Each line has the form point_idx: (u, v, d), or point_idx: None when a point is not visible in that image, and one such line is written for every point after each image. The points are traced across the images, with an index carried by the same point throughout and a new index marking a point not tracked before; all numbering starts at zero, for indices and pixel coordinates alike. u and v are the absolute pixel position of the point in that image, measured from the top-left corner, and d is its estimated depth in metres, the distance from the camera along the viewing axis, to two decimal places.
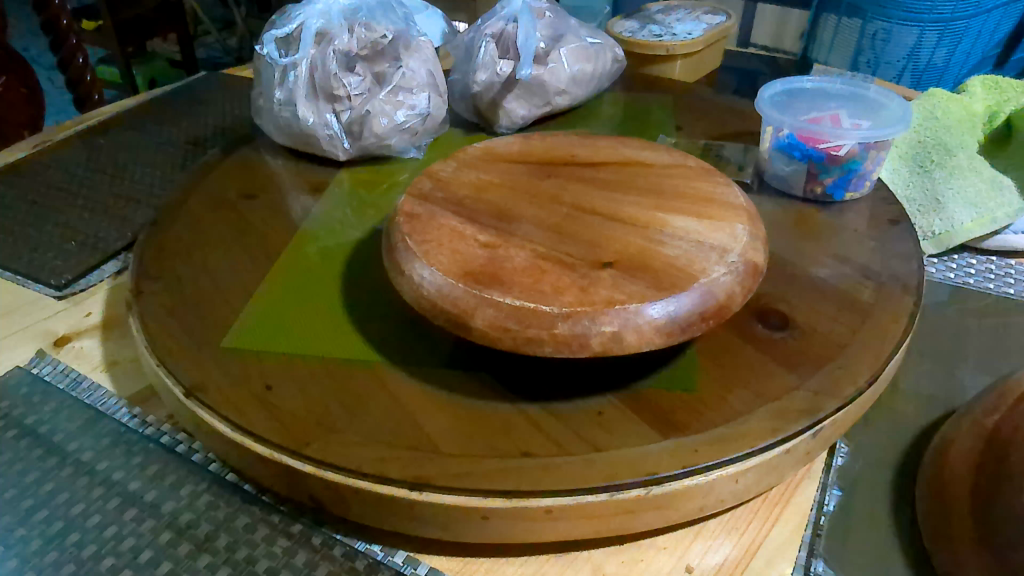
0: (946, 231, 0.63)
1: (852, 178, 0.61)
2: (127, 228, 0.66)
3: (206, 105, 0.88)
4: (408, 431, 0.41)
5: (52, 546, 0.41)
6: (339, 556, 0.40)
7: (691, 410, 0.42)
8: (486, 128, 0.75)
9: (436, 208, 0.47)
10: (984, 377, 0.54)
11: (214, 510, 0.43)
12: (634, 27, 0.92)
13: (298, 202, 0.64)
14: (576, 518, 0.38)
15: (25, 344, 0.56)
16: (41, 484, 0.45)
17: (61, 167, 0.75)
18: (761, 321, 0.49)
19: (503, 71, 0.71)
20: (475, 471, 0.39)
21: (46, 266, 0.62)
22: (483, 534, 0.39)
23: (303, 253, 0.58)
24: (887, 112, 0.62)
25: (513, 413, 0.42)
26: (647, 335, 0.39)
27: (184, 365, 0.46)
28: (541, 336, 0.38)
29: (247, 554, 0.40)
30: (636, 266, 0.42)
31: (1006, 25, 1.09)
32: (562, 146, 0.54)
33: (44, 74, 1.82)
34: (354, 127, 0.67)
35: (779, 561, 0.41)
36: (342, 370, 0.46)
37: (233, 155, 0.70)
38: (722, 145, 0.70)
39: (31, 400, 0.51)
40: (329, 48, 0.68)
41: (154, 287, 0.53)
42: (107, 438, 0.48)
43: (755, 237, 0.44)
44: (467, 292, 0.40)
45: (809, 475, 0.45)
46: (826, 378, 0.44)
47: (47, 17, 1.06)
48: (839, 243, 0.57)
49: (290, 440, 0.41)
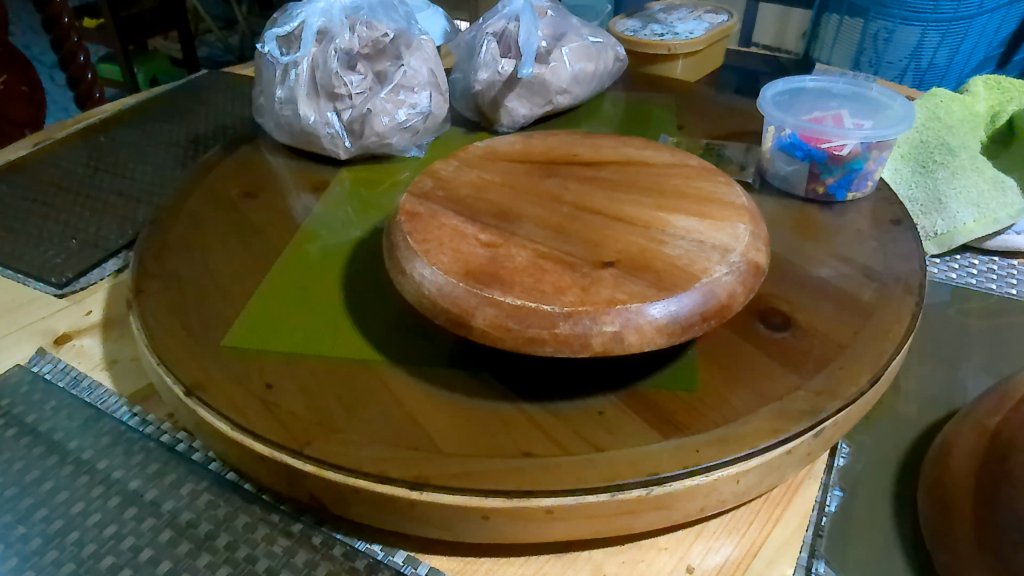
0: (949, 232, 0.63)
1: (854, 178, 0.60)
2: (127, 226, 0.66)
3: (207, 104, 0.88)
4: (409, 430, 0.41)
5: (52, 545, 0.41)
6: (339, 555, 0.40)
7: (692, 410, 0.42)
8: (487, 127, 0.75)
9: (437, 207, 0.46)
10: (986, 377, 0.54)
11: (214, 509, 0.43)
12: (636, 26, 0.91)
13: (299, 200, 0.64)
14: (576, 519, 0.38)
15: (25, 342, 0.56)
16: (41, 482, 0.45)
17: (62, 165, 0.75)
18: (762, 322, 0.49)
19: (504, 71, 0.71)
20: (475, 471, 0.39)
21: (47, 265, 0.62)
22: (483, 534, 0.39)
23: (303, 252, 0.57)
24: (889, 111, 0.62)
25: (513, 413, 0.42)
26: (648, 335, 0.39)
27: (185, 364, 0.46)
28: (542, 335, 0.38)
29: (247, 554, 0.40)
30: (637, 266, 0.42)
31: (1009, 25, 1.09)
32: (563, 145, 0.54)
33: (46, 72, 1.82)
34: (355, 126, 0.67)
35: (780, 562, 0.41)
36: (342, 370, 0.46)
37: (234, 154, 0.70)
38: (724, 144, 0.70)
39: (31, 398, 0.50)
40: (330, 47, 0.67)
41: (154, 285, 0.53)
42: (107, 436, 0.48)
43: (756, 237, 0.44)
44: (468, 291, 0.40)
45: (810, 476, 0.45)
46: (827, 379, 0.44)
47: (48, 15, 1.05)
48: (840, 243, 0.57)
49: (291, 440, 0.41)
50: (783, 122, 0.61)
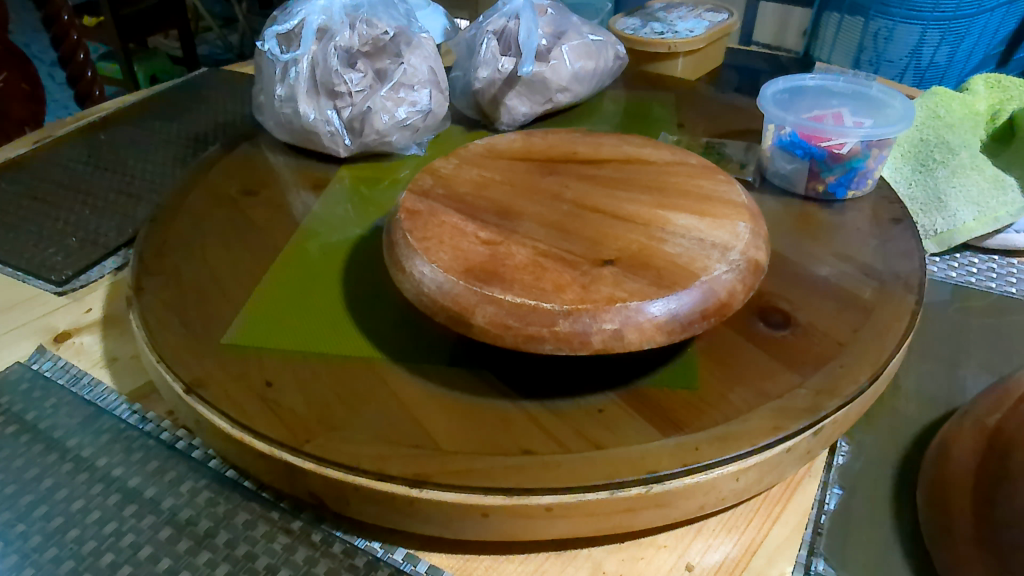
0: (949, 230, 0.63)
1: (855, 177, 0.60)
2: (127, 224, 0.66)
3: (207, 102, 0.88)
4: (408, 428, 0.41)
5: (51, 542, 0.41)
6: (339, 553, 0.40)
7: (692, 408, 0.42)
8: (488, 126, 0.75)
9: (437, 205, 0.46)
10: (986, 376, 0.54)
11: (214, 506, 0.43)
12: (636, 24, 0.91)
13: (299, 198, 0.64)
14: (576, 516, 0.38)
15: (25, 340, 0.56)
16: (41, 480, 0.45)
17: (62, 162, 0.75)
18: (762, 320, 0.49)
19: (504, 69, 0.71)
20: (475, 468, 0.39)
21: (47, 263, 0.62)
22: (483, 531, 0.39)
23: (303, 250, 0.57)
24: (890, 110, 0.62)
25: (513, 411, 0.42)
26: (648, 333, 0.39)
27: (184, 361, 0.46)
28: (542, 333, 0.38)
29: (247, 551, 0.40)
30: (637, 264, 0.42)
31: (1009, 24, 1.09)
32: (563, 143, 0.54)
33: (46, 70, 1.82)
34: (355, 124, 0.67)
35: (779, 560, 0.41)
36: (342, 367, 0.46)
37: (234, 152, 0.70)
38: (724, 142, 0.70)
39: (31, 396, 0.50)
40: (330, 44, 0.67)
41: (154, 283, 0.53)
42: (107, 434, 0.48)
43: (756, 235, 0.44)
44: (468, 289, 0.40)
45: (809, 474, 0.45)
46: (827, 377, 0.44)
47: (48, 13, 1.05)
48: (840, 242, 0.57)
49: (290, 437, 0.40)
50: (783, 121, 0.61)
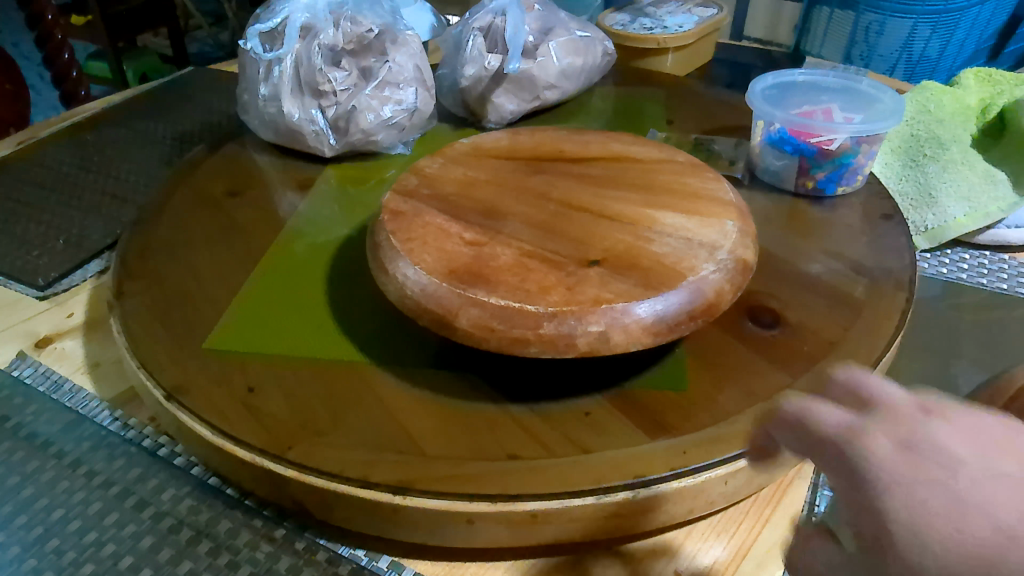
0: (939, 226, 0.63)
1: (845, 173, 0.60)
2: (111, 227, 0.65)
3: (192, 102, 0.87)
4: (393, 434, 0.40)
5: (30, 553, 0.40)
6: (323, 561, 0.40)
7: (680, 411, 0.42)
8: (475, 123, 0.74)
9: (422, 205, 0.46)
10: (979, 372, 0.53)
11: (196, 514, 0.42)
12: (626, 20, 0.91)
13: (285, 199, 0.63)
14: (563, 522, 0.38)
15: (5, 346, 0.55)
16: (21, 489, 0.44)
17: (45, 164, 0.74)
18: (751, 319, 0.48)
19: (491, 66, 0.70)
20: (460, 475, 0.38)
21: (29, 266, 0.62)
22: (469, 538, 0.38)
23: (288, 252, 0.57)
24: (880, 105, 0.61)
25: (499, 415, 0.42)
26: (635, 335, 0.38)
27: (166, 367, 0.45)
28: (527, 336, 0.38)
29: (229, 560, 0.40)
30: (624, 265, 0.41)
31: (1001, 17, 1.09)
32: (550, 141, 0.54)
33: (34, 70, 1.80)
34: (340, 123, 0.66)
35: (770, 563, 0.40)
36: (326, 371, 0.45)
37: (219, 152, 0.69)
38: (714, 139, 0.70)
39: (12, 402, 0.50)
40: (314, 43, 0.66)
41: (136, 287, 0.52)
42: (88, 441, 0.47)
43: (744, 233, 0.44)
44: (452, 292, 0.39)
45: (799, 476, 0.45)
46: (817, 376, 0.44)
47: (33, 13, 1.04)
48: (830, 239, 0.56)
49: (272, 444, 0.40)
50: (772, 116, 0.60)
